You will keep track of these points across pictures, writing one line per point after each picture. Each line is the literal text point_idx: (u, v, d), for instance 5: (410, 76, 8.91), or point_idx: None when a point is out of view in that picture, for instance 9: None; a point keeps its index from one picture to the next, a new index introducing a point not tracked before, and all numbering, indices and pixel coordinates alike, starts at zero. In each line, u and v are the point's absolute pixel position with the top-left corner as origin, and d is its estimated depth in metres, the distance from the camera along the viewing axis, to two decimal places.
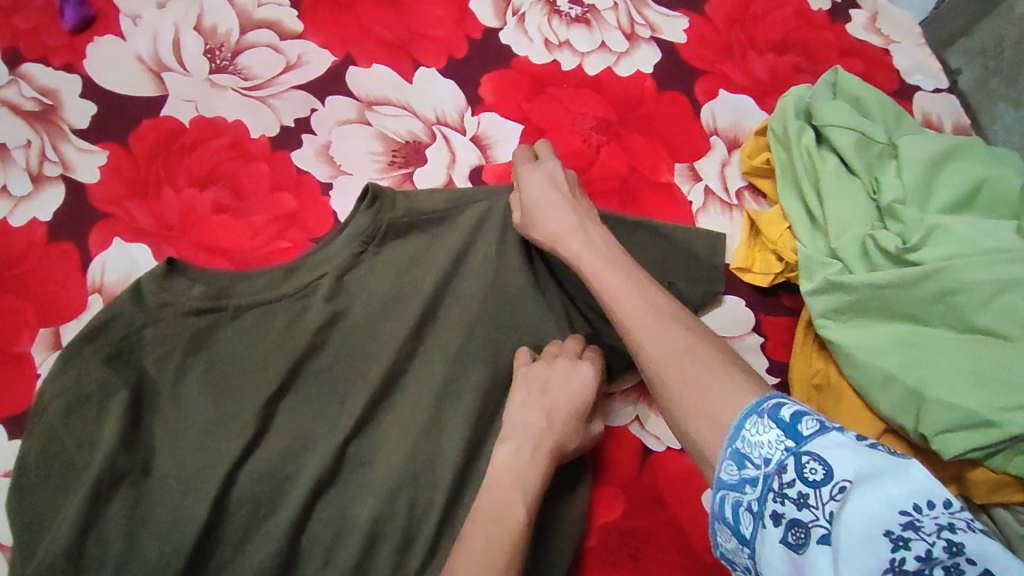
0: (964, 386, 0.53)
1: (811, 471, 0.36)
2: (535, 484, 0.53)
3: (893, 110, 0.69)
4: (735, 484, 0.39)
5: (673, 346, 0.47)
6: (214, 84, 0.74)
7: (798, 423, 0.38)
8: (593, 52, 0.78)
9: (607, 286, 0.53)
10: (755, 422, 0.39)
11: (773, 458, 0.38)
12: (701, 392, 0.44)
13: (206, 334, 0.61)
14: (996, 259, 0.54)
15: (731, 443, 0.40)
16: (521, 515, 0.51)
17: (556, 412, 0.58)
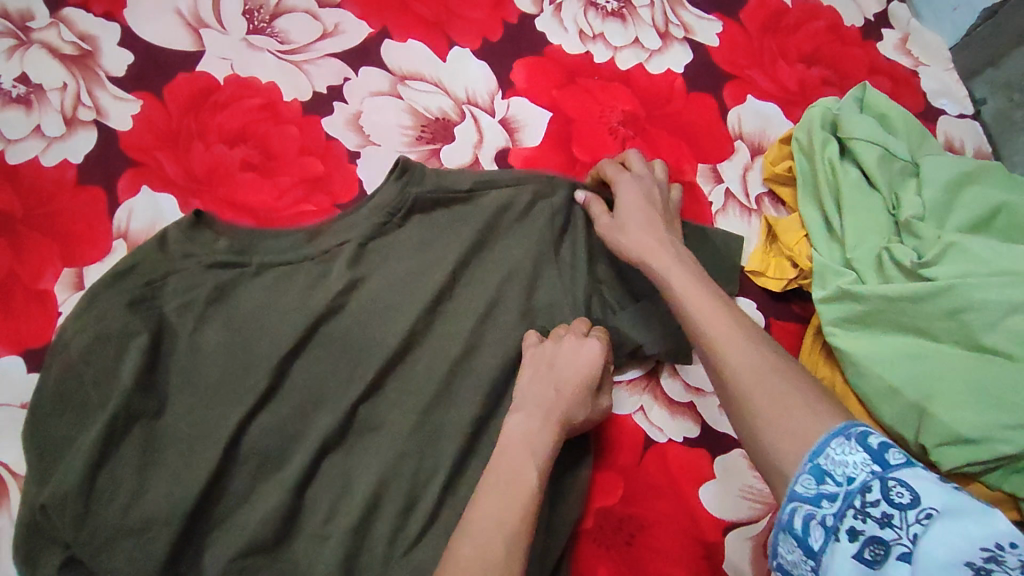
0: (967, 402, 0.53)
1: (897, 494, 0.37)
2: (544, 451, 0.54)
3: (919, 130, 0.70)
4: (813, 497, 0.40)
5: (757, 363, 0.47)
6: (251, 45, 0.75)
7: (885, 450, 0.39)
8: (626, 47, 0.79)
9: (690, 296, 0.53)
10: (842, 442, 0.40)
11: (857, 478, 0.39)
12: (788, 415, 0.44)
13: (228, 286, 0.63)
14: (1011, 281, 0.54)
15: (812, 459, 0.41)
16: (532, 481, 0.52)
17: (565, 385, 0.59)
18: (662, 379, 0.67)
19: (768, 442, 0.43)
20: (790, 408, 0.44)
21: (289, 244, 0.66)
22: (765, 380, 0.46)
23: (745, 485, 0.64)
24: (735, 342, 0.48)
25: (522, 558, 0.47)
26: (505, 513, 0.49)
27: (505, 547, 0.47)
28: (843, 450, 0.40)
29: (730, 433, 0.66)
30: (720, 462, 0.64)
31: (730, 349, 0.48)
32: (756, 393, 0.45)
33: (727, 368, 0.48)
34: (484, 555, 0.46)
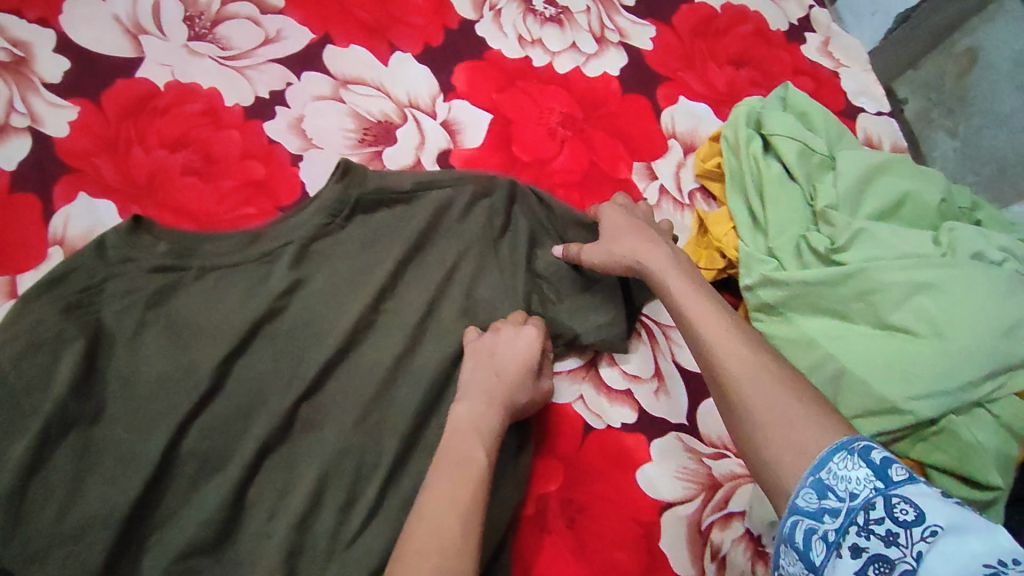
0: (879, 377, 0.57)
1: (901, 511, 0.38)
2: (490, 432, 0.57)
3: (836, 126, 0.74)
4: (815, 512, 0.41)
5: (760, 375, 0.50)
6: (191, 51, 0.76)
7: (889, 467, 0.40)
8: (564, 51, 0.82)
9: (692, 312, 0.56)
10: (844, 458, 0.42)
11: (860, 494, 0.40)
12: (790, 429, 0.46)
13: (168, 290, 0.63)
14: (911, 263, 0.59)
15: (815, 473, 0.43)
16: (480, 459, 0.54)
17: (505, 372, 0.61)
18: (601, 368, 0.70)
19: (773, 454, 0.46)
20: (795, 422, 0.46)
21: (232, 245, 0.66)
22: (768, 392, 0.48)
23: (680, 466, 0.67)
24: (738, 355, 0.51)
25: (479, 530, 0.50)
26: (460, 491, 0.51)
27: (461, 525, 0.49)
28: (846, 466, 0.41)
29: (666, 418, 0.69)
30: (656, 446, 0.67)
31: (736, 361, 0.51)
32: (761, 406, 0.48)
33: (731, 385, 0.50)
34: (439, 530, 0.48)
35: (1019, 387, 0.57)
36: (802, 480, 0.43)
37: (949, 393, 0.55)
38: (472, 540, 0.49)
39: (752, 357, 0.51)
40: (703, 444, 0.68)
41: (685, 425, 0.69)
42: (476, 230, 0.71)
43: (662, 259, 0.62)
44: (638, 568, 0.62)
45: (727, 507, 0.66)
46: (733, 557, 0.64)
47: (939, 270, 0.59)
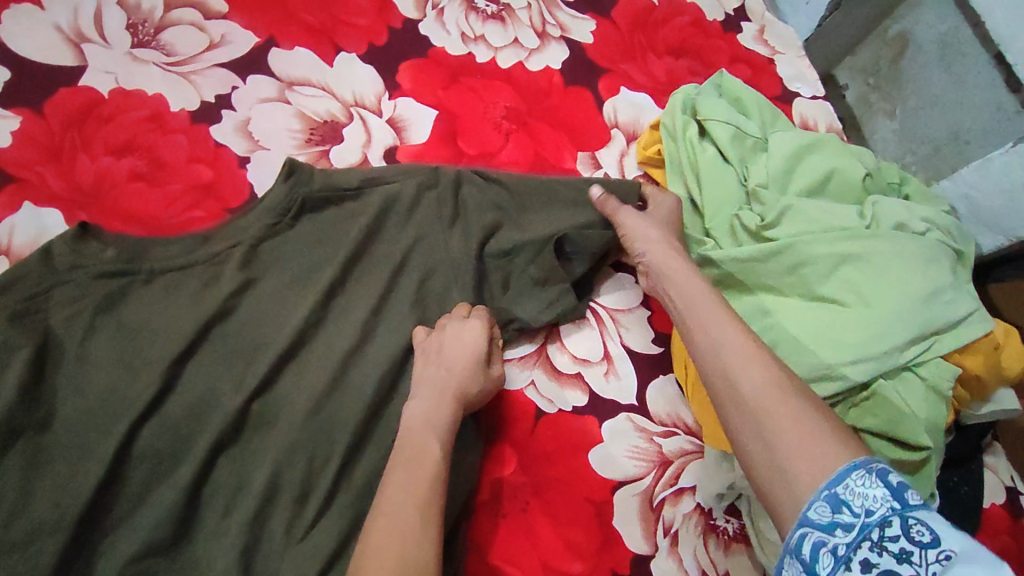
0: (808, 347, 0.59)
1: (917, 532, 0.38)
2: (442, 425, 0.58)
3: (770, 110, 0.77)
4: (826, 525, 0.42)
5: (781, 389, 0.51)
6: (135, 58, 0.76)
7: (906, 490, 0.41)
8: (506, 47, 0.83)
9: (715, 320, 0.57)
10: (862, 475, 0.43)
11: (876, 511, 0.40)
12: (807, 441, 0.47)
13: (117, 295, 0.64)
14: (835, 236, 0.62)
15: (830, 487, 0.43)
16: (434, 452, 0.56)
17: (453, 364, 0.62)
18: (551, 353, 0.72)
19: (786, 462, 0.46)
20: (813, 437, 0.47)
21: (180, 248, 0.67)
22: (787, 407, 0.50)
23: (631, 445, 0.68)
24: (762, 367, 0.53)
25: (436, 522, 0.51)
26: (415, 488, 0.53)
27: (418, 520, 0.51)
28: (863, 482, 0.42)
29: (617, 399, 0.70)
30: (608, 426, 0.69)
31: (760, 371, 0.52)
32: (781, 417, 0.49)
33: (749, 391, 0.51)
34: (396, 526, 0.50)
35: (945, 348, 0.60)
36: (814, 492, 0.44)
37: (875, 357, 0.58)
38: (430, 531, 0.50)
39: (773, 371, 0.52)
40: (653, 423, 0.70)
41: (635, 405, 0.70)
42: (425, 225, 0.72)
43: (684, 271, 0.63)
44: (593, 547, 0.63)
45: (677, 483, 0.67)
46: (685, 531, 0.65)
47: (864, 241, 0.61)
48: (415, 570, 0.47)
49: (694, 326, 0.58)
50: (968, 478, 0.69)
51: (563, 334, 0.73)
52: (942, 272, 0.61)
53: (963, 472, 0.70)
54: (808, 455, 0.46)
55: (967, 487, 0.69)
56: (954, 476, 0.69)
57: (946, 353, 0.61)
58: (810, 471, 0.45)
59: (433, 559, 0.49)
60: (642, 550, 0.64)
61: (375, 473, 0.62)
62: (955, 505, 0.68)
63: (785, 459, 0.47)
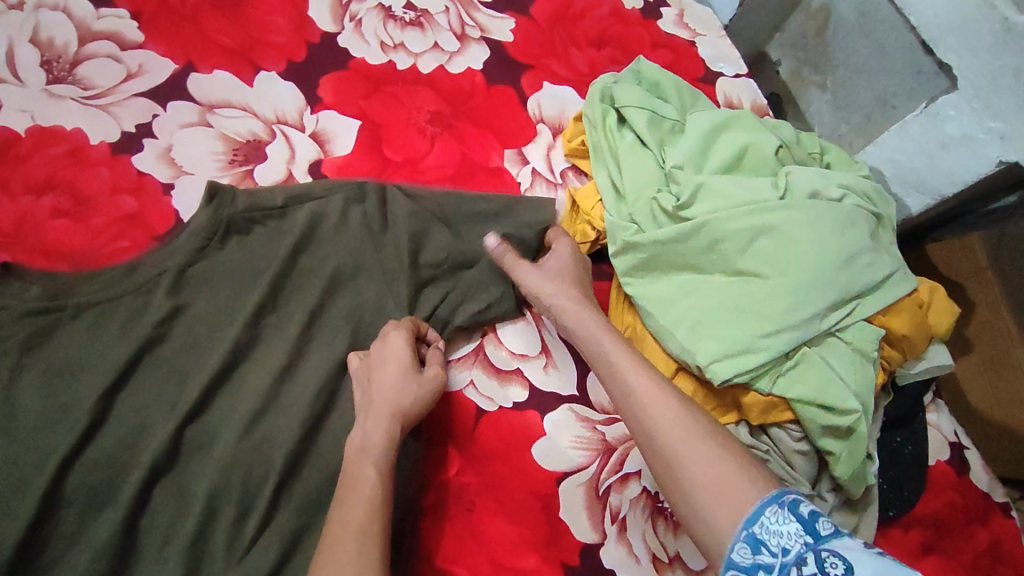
0: (729, 321, 0.59)
1: (829, 564, 0.42)
2: (377, 447, 0.58)
3: (689, 92, 0.78)
4: (749, 565, 0.45)
5: (691, 432, 0.55)
6: (52, 94, 0.75)
7: (814, 521, 0.45)
8: (426, 52, 0.84)
9: (623, 366, 0.61)
10: (775, 512, 0.47)
11: (791, 548, 0.44)
12: (723, 481, 0.51)
13: (44, 332, 0.63)
14: (749, 209, 0.62)
15: (748, 528, 0.47)
16: (370, 477, 0.56)
17: (387, 382, 0.62)
18: (488, 350, 0.71)
19: (707, 509, 0.50)
20: (724, 477, 0.51)
21: (107, 281, 0.66)
22: (699, 450, 0.53)
23: (574, 436, 0.68)
24: (671, 414, 0.56)
25: (378, 553, 0.51)
26: (348, 520, 0.52)
27: (355, 552, 0.50)
28: (777, 521, 0.46)
29: (558, 391, 0.70)
30: (549, 419, 0.69)
31: (668, 419, 0.56)
32: (694, 463, 0.52)
33: (663, 438, 0.55)
34: (335, 561, 0.50)
35: (868, 311, 0.61)
36: (733, 534, 0.48)
37: (795, 326, 0.58)
38: (368, 559, 0.50)
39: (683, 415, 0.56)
40: (595, 411, 0.70)
41: (576, 395, 0.71)
42: (353, 235, 0.72)
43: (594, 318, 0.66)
44: (540, 541, 0.63)
45: (622, 468, 0.67)
46: (632, 516, 0.65)
47: (779, 213, 0.61)
48: None
49: (608, 377, 0.61)
50: (911, 438, 0.70)
51: (500, 331, 0.73)
52: (860, 237, 0.62)
53: (905, 432, 0.70)
54: (726, 497, 0.50)
55: (911, 447, 0.70)
56: (898, 436, 0.70)
57: (869, 317, 0.61)
58: (731, 512, 0.49)
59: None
60: (590, 539, 0.64)
61: (317, 487, 0.62)
62: (896, 464, 0.69)
63: (707, 504, 0.50)
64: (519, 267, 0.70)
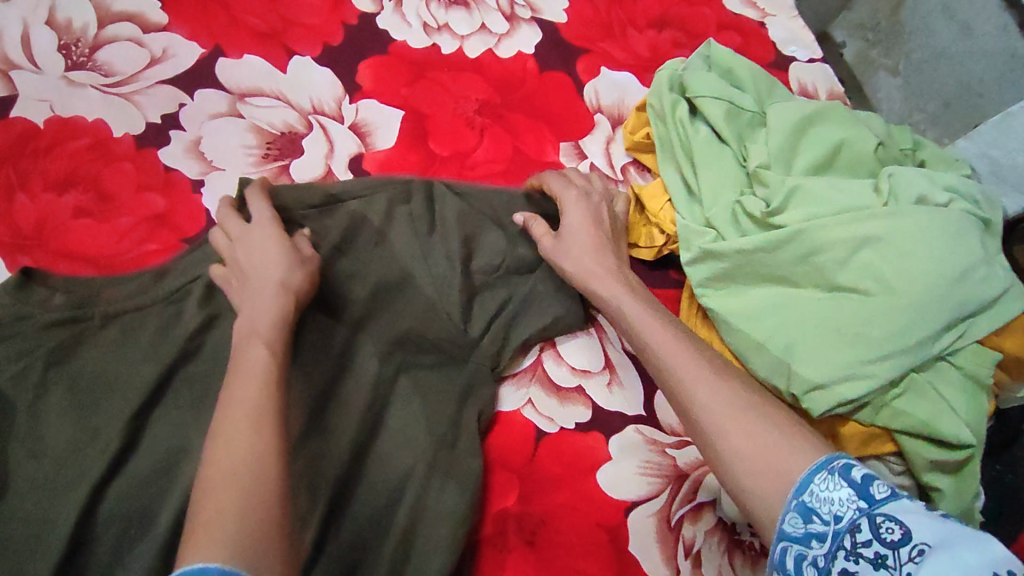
0: (831, 346, 0.53)
1: (887, 532, 0.37)
2: (267, 325, 0.50)
3: (766, 79, 0.70)
4: (802, 537, 0.40)
5: (730, 401, 0.48)
6: (71, 81, 0.69)
7: (871, 485, 0.40)
8: (473, 34, 0.77)
9: (646, 327, 0.55)
10: (825, 478, 0.41)
11: (844, 516, 0.39)
12: (764, 451, 0.45)
13: (69, 345, 0.58)
14: (851, 216, 0.55)
15: (797, 496, 0.42)
16: (260, 353, 0.47)
17: (269, 274, 0.53)
18: (547, 366, 0.66)
19: (750, 481, 0.44)
20: (771, 441, 0.45)
21: (133, 291, 0.61)
22: (741, 419, 0.47)
23: (643, 461, 0.63)
24: (704, 381, 0.50)
25: (278, 430, 0.42)
26: (234, 399, 0.43)
27: (248, 430, 0.41)
28: (827, 487, 0.40)
29: (623, 411, 0.65)
30: (615, 443, 0.63)
31: (703, 387, 0.49)
32: (731, 429, 0.47)
33: (697, 407, 0.49)
34: (227, 438, 0.41)
35: (981, 333, 0.54)
36: (783, 503, 0.42)
37: (902, 351, 0.52)
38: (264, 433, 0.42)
39: (715, 381, 0.49)
40: (664, 434, 0.64)
41: (643, 417, 0.65)
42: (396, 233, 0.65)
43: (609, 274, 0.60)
44: None
45: (695, 498, 0.62)
46: (708, 550, 0.60)
47: (884, 220, 0.55)
48: (251, 480, 0.39)
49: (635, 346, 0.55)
50: (1012, 464, 0.64)
51: (559, 344, 0.67)
52: (973, 247, 0.54)
53: (1006, 458, 0.64)
54: (768, 465, 0.44)
55: (1013, 474, 0.64)
56: (999, 463, 0.64)
57: (982, 338, 0.55)
58: (776, 482, 0.43)
59: (279, 474, 0.41)
60: None
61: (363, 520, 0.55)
62: (997, 493, 0.63)
63: (748, 476, 0.44)
64: (546, 247, 0.63)
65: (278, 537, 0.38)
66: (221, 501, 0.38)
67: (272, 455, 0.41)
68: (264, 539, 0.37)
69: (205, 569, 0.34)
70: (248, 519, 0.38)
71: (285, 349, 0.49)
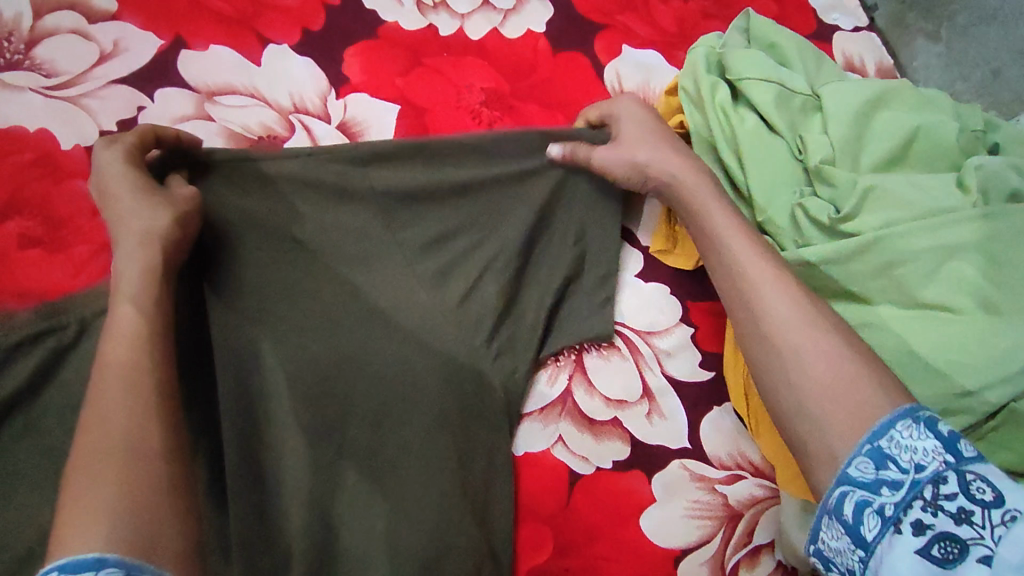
0: (915, 375, 0.46)
1: (979, 490, 0.32)
2: (133, 279, 0.41)
3: (814, 54, 0.61)
4: (870, 483, 0.35)
5: (812, 328, 0.42)
6: (6, 85, 0.58)
7: (958, 440, 0.34)
8: (475, 12, 0.67)
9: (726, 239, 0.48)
10: (910, 426, 0.35)
11: (927, 467, 0.34)
12: (839, 387, 0.39)
13: (48, 372, 0.46)
14: (939, 220, 0.47)
15: (872, 442, 0.36)
16: (126, 316, 0.39)
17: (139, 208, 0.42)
18: (576, 395, 0.57)
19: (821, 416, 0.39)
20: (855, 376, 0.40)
21: (44, 361, 0.45)
22: (820, 351, 0.41)
23: (691, 501, 0.55)
24: (784, 300, 0.44)
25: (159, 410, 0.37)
26: (111, 353, 0.38)
27: (123, 404, 0.36)
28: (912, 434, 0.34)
29: (665, 444, 0.57)
30: (659, 481, 0.55)
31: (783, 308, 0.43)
32: (808, 358, 0.41)
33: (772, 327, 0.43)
34: (102, 413, 0.36)
35: None
36: (853, 447, 0.37)
37: (1010, 378, 0.43)
38: (145, 416, 0.36)
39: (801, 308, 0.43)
40: (713, 468, 0.57)
41: (689, 449, 0.57)
42: (390, 209, 0.53)
43: (678, 181, 0.52)
44: None
45: (751, 540, 0.55)
46: None
47: (972, 224, 0.47)
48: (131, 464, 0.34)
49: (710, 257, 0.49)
50: None
51: (590, 369, 0.57)
52: None
53: None
54: (844, 402, 0.38)
55: None
56: None
57: None
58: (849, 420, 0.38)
59: (162, 449, 0.36)
60: None
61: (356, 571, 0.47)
62: None
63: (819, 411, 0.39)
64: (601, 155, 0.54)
65: (174, 513, 0.34)
66: (95, 493, 0.33)
67: (153, 431, 0.36)
68: (158, 524, 0.33)
69: (99, 561, 0.31)
70: (131, 512, 0.33)
71: (163, 302, 0.41)
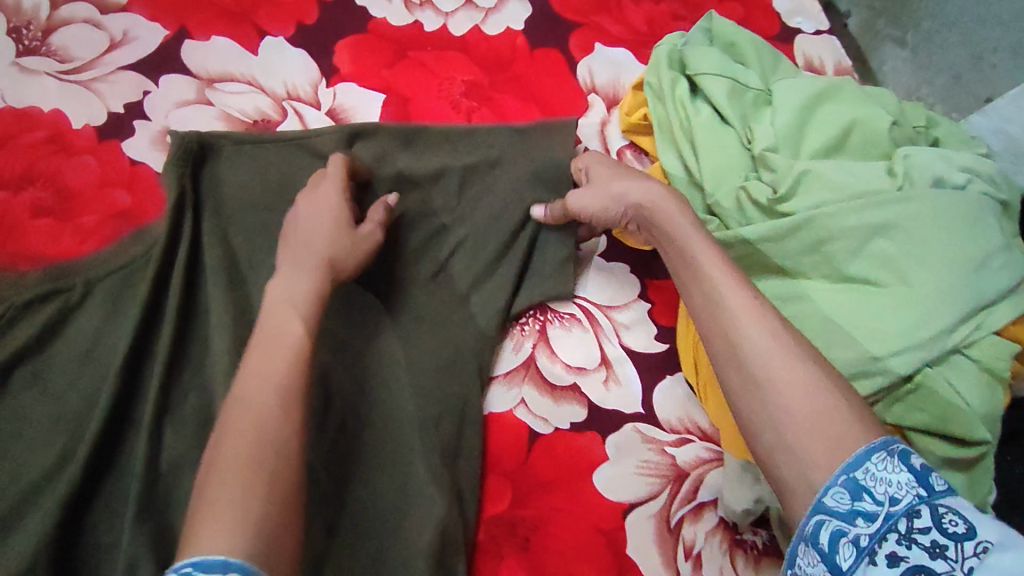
0: (839, 340, 0.50)
1: (951, 523, 0.31)
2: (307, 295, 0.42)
3: (770, 53, 0.65)
4: (846, 514, 0.34)
5: (789, 354, 0.42)
6: (24, 69, 0.64)
7: (933, 474, 0.34)
8: (459, 10, 0.72)
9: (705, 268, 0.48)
10: (885, 458, 0.35)
11: (901, 499, 0.33)
12: (816, 412, 0.39)
13: (54, 325, 0.51)
14: (869, 201, 0.52)
15: (848, 472, 0.36)
16: (296, 331, 0.40)
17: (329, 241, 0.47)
18: (540, 362, 0.61)
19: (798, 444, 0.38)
20: (824, 395, 0.39)
21: (53, 315, 0.51)
22: (798, 377, 0.40)
23: (640, 460, 0.59)
24: (760, 327, 0.43)
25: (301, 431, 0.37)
26: (260, 366, 0.38)
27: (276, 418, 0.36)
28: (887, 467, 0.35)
29: (619, 409, 0.61)
30: (612, 442, 0.60)
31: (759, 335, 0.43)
32: (784, 384, 0.40)
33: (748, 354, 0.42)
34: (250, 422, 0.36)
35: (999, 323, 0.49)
36: (829, 476, 0.36)
37: (919, 346, 0.48)
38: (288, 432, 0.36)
39: (778, 327, 0.43)
40: (663, 431, 0.61)
41: (642, 414, 0.61)
42: None
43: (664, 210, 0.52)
44: None
45: (696, 497, 0.59)
46: (709, 552, 0.57)
47: (898, 206, 0.51)
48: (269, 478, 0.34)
49: (689, 280, 0.49)
50: None
51: (552, 337, 0.62)
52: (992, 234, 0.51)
53: None
54: (819, 429, 0.38)
55: None
56: None
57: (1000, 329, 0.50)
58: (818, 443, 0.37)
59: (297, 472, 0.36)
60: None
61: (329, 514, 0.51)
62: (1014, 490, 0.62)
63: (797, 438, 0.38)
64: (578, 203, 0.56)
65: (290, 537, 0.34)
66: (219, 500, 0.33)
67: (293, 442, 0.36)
68: (279, 547, 0.34)
69: (224, 564, 0.31)
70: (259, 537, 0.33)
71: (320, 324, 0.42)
